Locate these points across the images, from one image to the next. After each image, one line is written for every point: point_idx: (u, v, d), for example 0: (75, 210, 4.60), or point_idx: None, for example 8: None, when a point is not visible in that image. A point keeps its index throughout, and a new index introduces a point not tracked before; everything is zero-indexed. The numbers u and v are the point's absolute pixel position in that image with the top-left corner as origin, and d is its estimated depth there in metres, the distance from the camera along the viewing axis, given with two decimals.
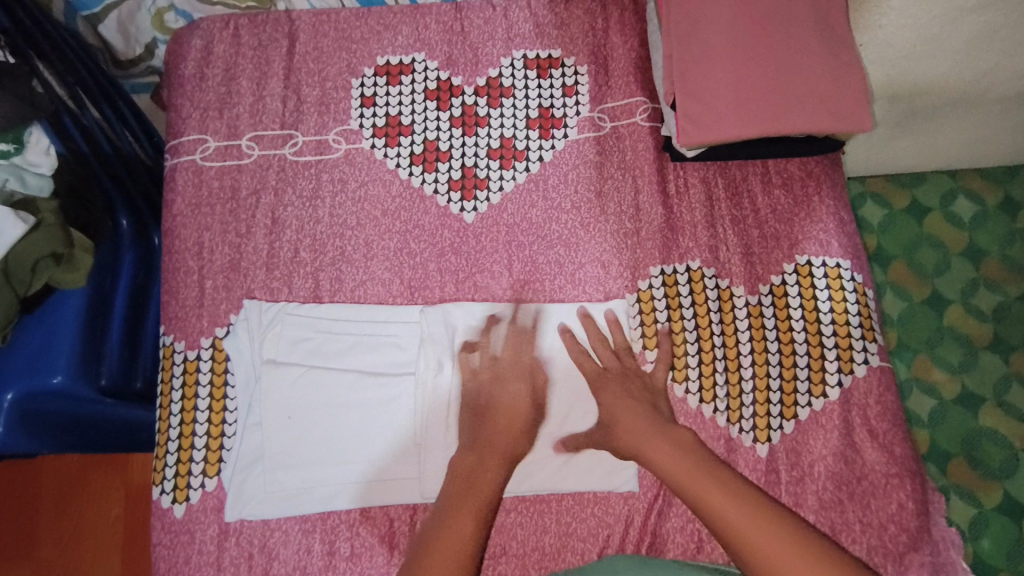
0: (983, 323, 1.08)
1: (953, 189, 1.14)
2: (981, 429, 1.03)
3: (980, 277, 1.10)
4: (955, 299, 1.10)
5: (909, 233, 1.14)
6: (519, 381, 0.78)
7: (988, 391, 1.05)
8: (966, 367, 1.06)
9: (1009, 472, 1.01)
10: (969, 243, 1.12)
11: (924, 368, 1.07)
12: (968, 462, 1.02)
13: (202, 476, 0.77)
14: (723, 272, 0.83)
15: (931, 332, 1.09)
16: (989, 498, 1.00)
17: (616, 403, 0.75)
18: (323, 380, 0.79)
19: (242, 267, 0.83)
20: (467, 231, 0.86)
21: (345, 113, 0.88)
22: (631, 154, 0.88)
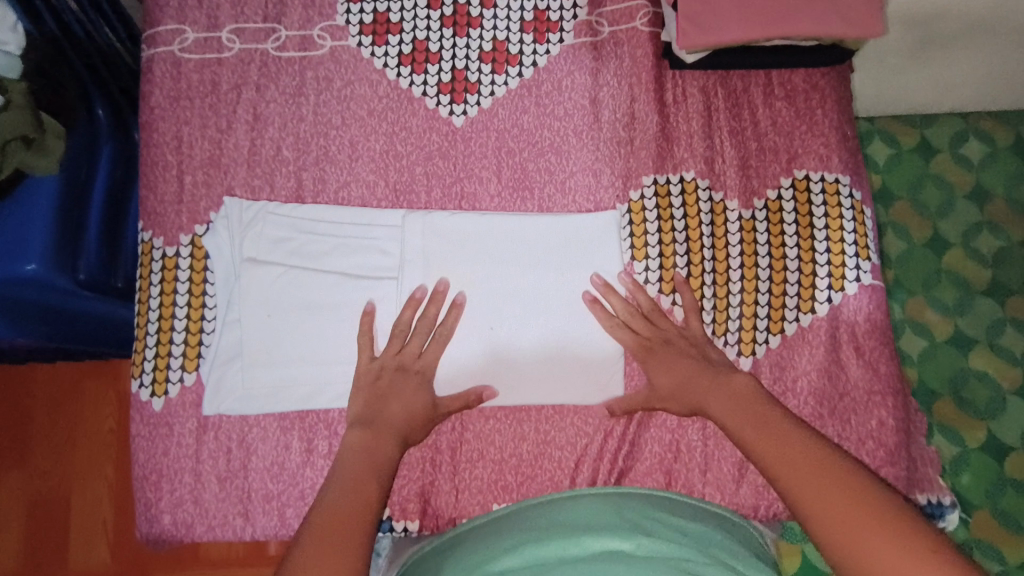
0: (982, 267, 1.05)
1: (965, 130, 1.10)
2: (971, 370, 1.02)
3: (983, 220, 1.07)
4: (955, 243, 1.07)
5: (916, 169, 1.10)
6: (412, 385, 0.73)
7: (981, 334, 1.03)
8: (962, 310, 1.04)
9: (994, 413, 1.01)
10: (975, 185, 1.09)
11: (919, 309, 1.05)
12: (955, 402, 1.02)
13: (181, 371, 0.77)
14: (717, 185, 0.81)
15: (929, 271, 1.06)
16: (973, 438, 1.00)
17: (665, 366, 0.73)
18: (305, 281, 0.78)
19: (223, 164, 0.81)
20: (456, 135, 0.83)
21: (331, 8, 0.84)
22: (629, 60, 0.84)
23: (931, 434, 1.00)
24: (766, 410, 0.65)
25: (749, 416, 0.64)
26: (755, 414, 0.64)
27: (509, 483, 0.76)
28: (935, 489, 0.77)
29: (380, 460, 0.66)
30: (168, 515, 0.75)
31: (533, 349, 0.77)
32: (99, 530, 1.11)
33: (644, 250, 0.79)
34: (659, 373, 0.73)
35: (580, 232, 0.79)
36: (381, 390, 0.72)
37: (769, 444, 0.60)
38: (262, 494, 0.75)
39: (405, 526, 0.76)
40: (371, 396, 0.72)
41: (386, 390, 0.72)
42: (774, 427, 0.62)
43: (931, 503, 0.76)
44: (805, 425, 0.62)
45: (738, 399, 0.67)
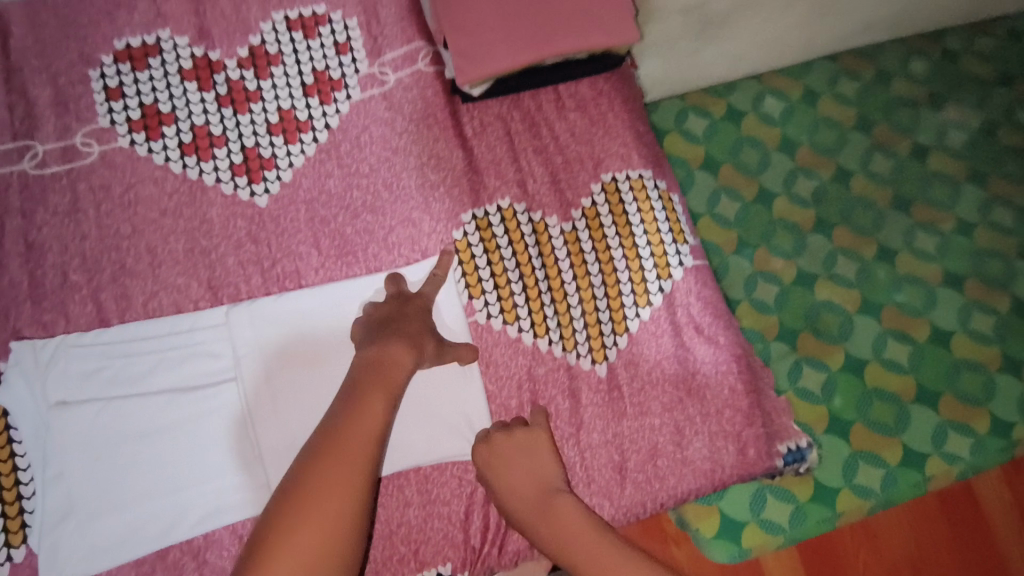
0: (806, 208, 1.15)
1: (761, 91, 1.21)
2: (818, 302, 1.11)
3: (797, 167, 1.17)
4: (779, 192, 1.16)
5: (730, 134, 1.19)
6: (422, 318, 0.73)
7: (819, 268, 1.13)
8: (798, 252, 1.14)
9: (847, 335, 1.10)
10: (783, 138, 1.19)
11: (764, 260, 1.13)
12: (812, 334, 1.10)
13: (6, 547, 0.67)
14: (534, 205, 0.82)
15: (764, 224, 1.15)
16: (834, 360, 1.09)
17: (512, 470, 0.70)
18: (144, 402, 0.72)
19: (1, 307, 0.72)
20: (263, 216, 0.79)
21: (90, 110, 0.78)
22: (422, 103, 0.84)
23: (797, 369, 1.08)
24: (595, 531, 0.64)
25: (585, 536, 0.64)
26: (585, 537, 0.63)
27: (404, 555, 0.74)
28: (794, 435, 0.81)
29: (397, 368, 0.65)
30: None
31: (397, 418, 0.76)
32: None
33: (479, 286, 0.79)
34: (505, 478, 0.70)
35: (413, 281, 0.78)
36: (393, 317, 0.72)
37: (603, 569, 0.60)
38: None
39: None
40: (373, 322, 0.71)
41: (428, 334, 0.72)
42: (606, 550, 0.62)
43: (791, 449, 0.81)
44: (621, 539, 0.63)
45: (572, 519, 0.65)
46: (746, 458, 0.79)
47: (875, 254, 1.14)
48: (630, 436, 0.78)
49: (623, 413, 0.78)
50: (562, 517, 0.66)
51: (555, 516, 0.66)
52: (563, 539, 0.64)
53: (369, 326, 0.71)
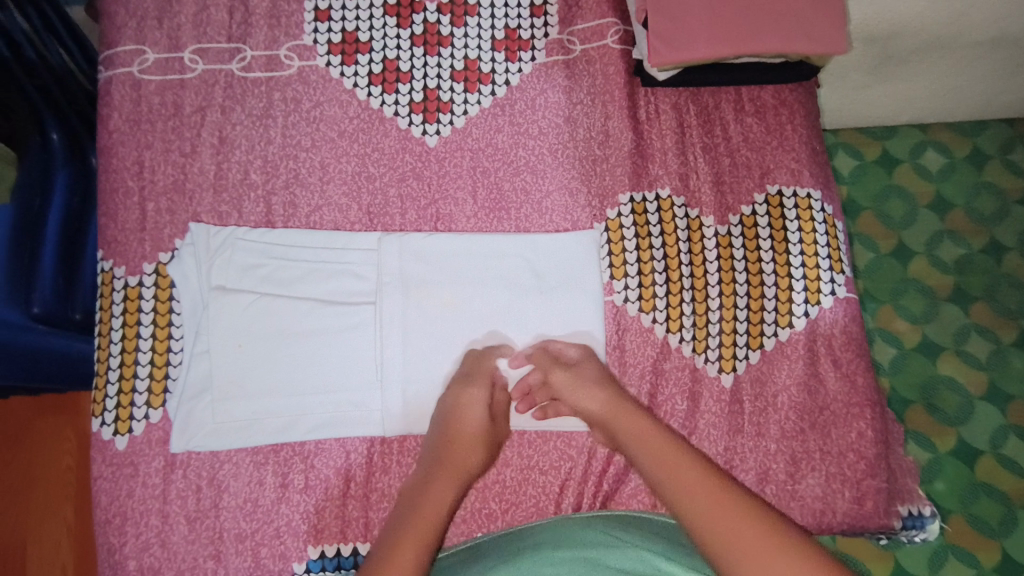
0: (946, 275, 1.07)
1: (923, 142, 1.13)
2: (939, 376, 1.03)
3: (945, 230, 1.09)
4: (920, 251, 1.09)
5: (879, 180, 1.12)
6: (484, 437, 0.70)
7: (947, 340, 1.04)
8: (927, 317, 1.06)
9: (964, 418, 1.01)
10: (936, 196, 1.11)
11: (887, 318, 1.06)
12: (925, 408, 1.02)
13: (146, 407, 0.73)
14: (692, 202, 0.81)
15: (896, 281, 1.08)
16: (945, 443, 1.01)
17: (582, 393, 0.69)
18: (279, 308, 0.75)
19: (187, 189, 0.78)
20: (429, 155, 0.81)
21: (298, 27, 0.83)
22: (602, 79, 0.84)
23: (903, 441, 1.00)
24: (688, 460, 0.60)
25: (678, 468, 0.59)
26: (681, 465, 0.59)
27: (493, 511, 0.74)
28: (916, 499, 0.78)
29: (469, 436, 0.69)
30: (134, 561, 0.70)
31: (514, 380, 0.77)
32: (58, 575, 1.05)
33: (622, 268, 0.79)
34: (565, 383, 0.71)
35: (540, 257, 0.79)
36: (462, 402, 0.70)
37: (695, 507, 0.55)
38: (235, 534, 0.71)
39: (322, 550, 0.72)
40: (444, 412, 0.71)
41: (573, 373, 0.71)
42: (702, 485, 0.57)
43: (911, 514, 0.77)
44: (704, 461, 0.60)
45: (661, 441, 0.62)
46: (861, 508, 0.75)
47: (1015, 339, 1.04)
48: (741, 453, 0.75)
49: (739, 430, 0.76)
50: (653, 440, 0.63)
51: (636, 432, 0.64)
52: (656, 464, 0.61)
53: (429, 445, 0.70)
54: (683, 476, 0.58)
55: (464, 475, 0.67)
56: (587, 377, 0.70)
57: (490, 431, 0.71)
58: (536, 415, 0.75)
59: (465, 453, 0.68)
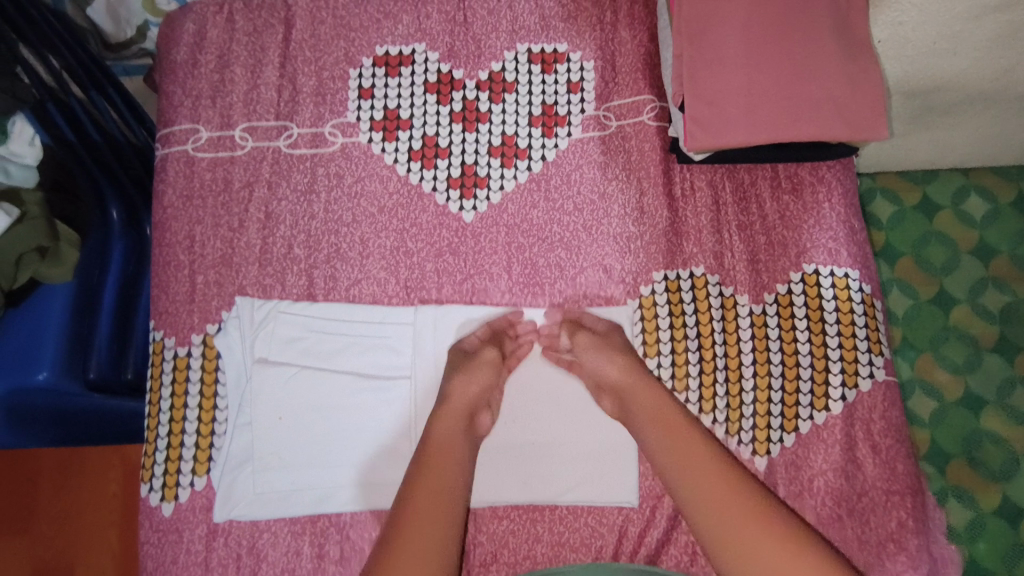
0: (989, 324, 0.95)
1: (965, 185, 1.00)
2: (983, 430, 0.91)
3: (989, 276, 0.96)
4: (961, 299, 0.97)
5: (917, 226, 1.00)
6: (484, 366, 0.75)
7: (991, 393, 0.93)
8: (972, 368, 0.93)
9: (1009, 475, 0.89)
10: (979, 241, 0.98)
11: (927, 367, 0.95)
12: (968, 465, 0.91)
13: (191, 475, 0.76)
14: (727, 280, 0.81)
15: (936, 329, 0.96)
16: (989, 501, 0.89)
17: (596, 358, 0.74)
18: (319, 381, 0.78)
19: (234, 263, 0.81)
20: (466, 231, 0.82)
21: (342, 105, 0.86)
22: (637, 155, 0.85)
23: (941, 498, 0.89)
24: (730, 485, 0.63)
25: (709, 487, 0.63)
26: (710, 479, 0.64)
27: None
28: None
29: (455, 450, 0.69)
30: None
31: (548, 456, 0.77)
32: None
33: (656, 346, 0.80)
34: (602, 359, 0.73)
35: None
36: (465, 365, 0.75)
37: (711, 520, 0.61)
38: None
39: None
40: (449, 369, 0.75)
41: (591, 338, 0.75)
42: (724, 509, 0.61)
43: None
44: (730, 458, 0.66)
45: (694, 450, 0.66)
46: None
47: None
48: None
49: None
50: (682, 449, 0.66)
51: (657, 429, 0.69)
52: (690, 480, 0.64)
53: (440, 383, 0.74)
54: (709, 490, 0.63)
55: (462, 406, 0.72)
56: (607, 344, 0.74)
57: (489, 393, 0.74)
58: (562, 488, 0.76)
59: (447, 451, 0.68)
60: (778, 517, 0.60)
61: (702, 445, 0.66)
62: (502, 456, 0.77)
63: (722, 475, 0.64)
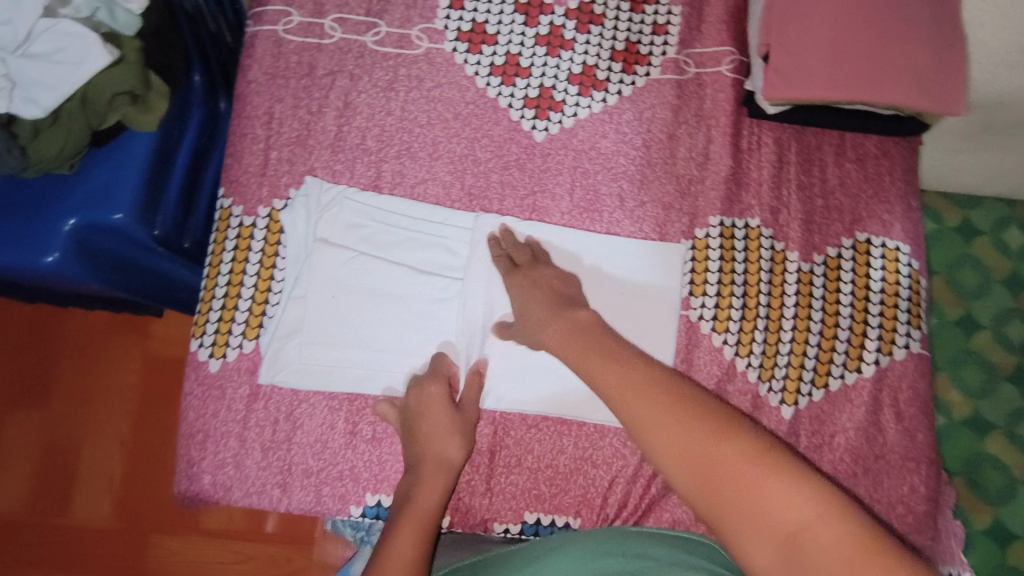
0: (1008, 354, 1.06)
1: (1007, 217, 1.11)
2: (986, 453, 1.03)
3: (1015, 309, 1.08)
4: (985, 325, 1.08)
5: (954, 248, 1.11)
6: (437, 409, 0.73)
7: (999, 419, 1.04)
8: (984, 393, 1.05)
9: (1004, 499, 1.01)
10: (1011, 273, 1.10)
11: (943, 386, 1.06)
12: (967, 484, 1.02)
13: (241, 338, 0.79)
14: (780, 235, 0.83)
15: (956, 351, 1.08)
16: (981, 519, 0.99)
17: (529, 300, 0.72)
18: (374, 270, 0.80)
19: (308, 144, 0.83)
20: (535, 149, 0.85)
21: (432, 11, 0.87)
22: (710, 103, 0.87)
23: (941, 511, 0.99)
24: (683, 410, 0.50)
25: (702, 450, 0.47)
26: (706, 445, 0.47)
27: (542, 493, 0.78)
28: (956, 563, 0.79)
29: (431, 493, 0.67)
30: (209, 475, 0.76)
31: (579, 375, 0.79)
32: (105, 485, 1.12)
33: (702, 286, 0.81)
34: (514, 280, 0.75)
35: (622, 260, 0.81)
36: (419, 412, 0.73)
37: (674, 454, 0.48)
38: (302, 469, 0.77)
39: (379, 499, 0.77)
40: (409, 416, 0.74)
41: (528, 276, 0.74)
42: (733, 482, 0.45)
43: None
44: (712, 403, 0.51)
45: (719, 448, 0.47)
46: None
47: None
48: None
49: None
50: (644, 406, 0.52)
51: (602, 366, 0.58)
52: (636, 409, 0.52)
53: (407, 448, 0.73)
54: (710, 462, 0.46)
55: (443, 442, 0.71)
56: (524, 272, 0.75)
57: (461, 418, 0.73)
58: (592, 407, 0.78)
59: (440, 459, 0.70)
60: (766, 450, 0.46)
61: (644, 369, 0.56)
62: (534, 367, 0.79)
63: (670, 401, 0.52)
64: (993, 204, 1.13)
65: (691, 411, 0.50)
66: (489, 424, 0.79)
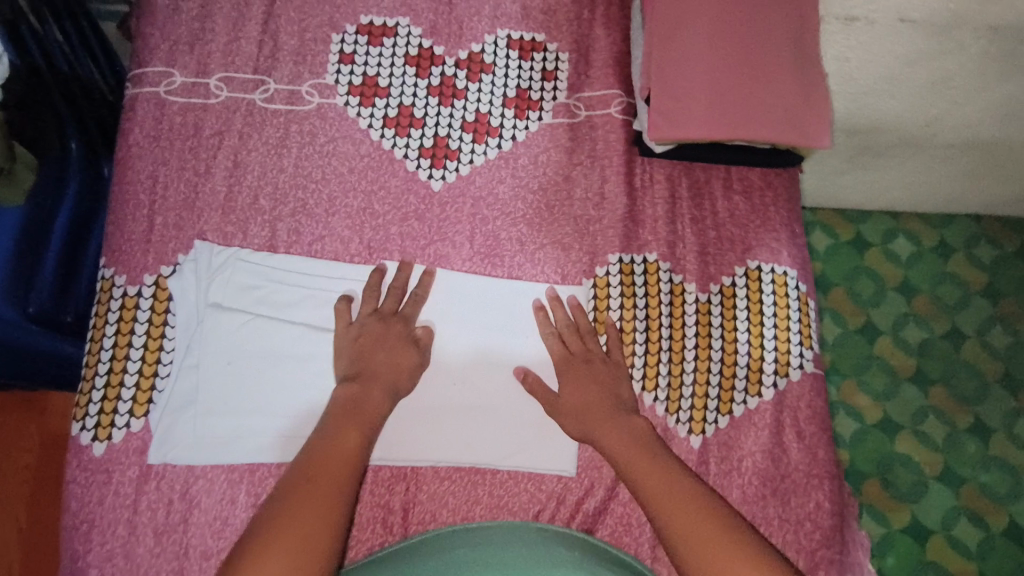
0: (907, 356, 1.15)
1: (894, 229, 1.22)
2: (896, 454, 1.10)
3: (910, 313, 1.17)
4: (884, 331, 1.17)
5: (850, 260, 1.21)
6: (400, 342, 0.77)
7: (906, 420, 1.11)
8: (889, 396, 1.13)
9: (917, 496, 1.07)
10: (903, 280, 1.20)
11: (850, 392, 1.13)
12: (882, 484, 1.08)
13: (129, 416, 0.74)
14: (677, 268, 0.86)
15: (860, 357, 1.15)
16: (898, 518, 1.06)
17: (578, 390, 0.77)
18: (273, 332, 0.78)
19: (197, 207, 0.81)
20: (433, 199, 0.85)
21: (322, 67, 0.87)
22: (602, 144, 0.89)
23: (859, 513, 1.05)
24: (675, 477, 0.68)
25: (651, 476, 0.69)
26: (671, 488, 0.67)
27: None
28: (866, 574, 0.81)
29: (369, 415, 0.71)
30: (95, 569, 0.70)
31: (491, 422, 0.79)
32: None
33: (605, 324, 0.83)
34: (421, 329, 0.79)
35: (523, 303, 0.82)
36: (373, 338, 0.76)
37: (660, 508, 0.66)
38: (201, 551, 0.72)
39: None
40: (354, 352, 0.76)
41: (586, 366, 0.78)
42: (683, 516, 0.64)
43: None
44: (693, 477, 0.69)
45: (689, 506, 0.65)
46: None
47: (969, 425, 1.11)
48: None
49: None
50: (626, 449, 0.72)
51: (609, 433, 0.74)
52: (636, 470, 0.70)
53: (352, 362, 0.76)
54: (669, 494, 0.66)
55: (394, 375, 0.75)
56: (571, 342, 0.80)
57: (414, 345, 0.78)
58: (503, 454, 0.78)
59: (388, 379, 0.75)
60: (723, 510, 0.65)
61: (652, 440, 0.73)
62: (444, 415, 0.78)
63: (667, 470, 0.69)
64: (880, 217, 1.24)
65: (679, 479, 0.68)
66: (400, 481, 0.77)
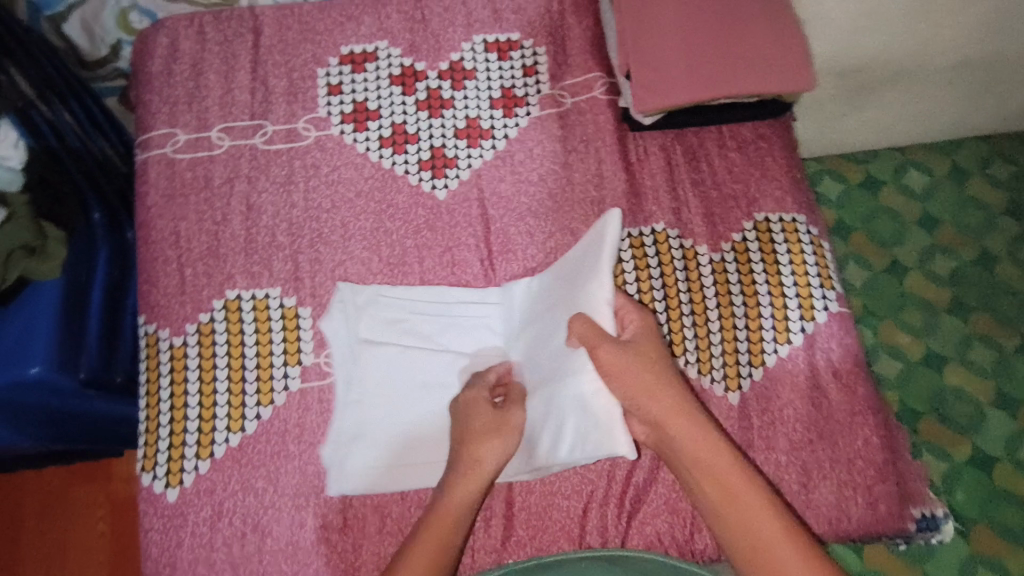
0: (941, 288, 1.14)
1: (902, 163, 1.22)
2: (947, 387, 1.08)
3: (935, 245, 1.17)
4: (912, 266, 1.16)
5: (863, 202, 1.20)
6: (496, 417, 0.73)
7: (951, 352, 1.10)
8: (930, 330, 1.12)
9: (976, 427, 1.06)
10: (922, 213, 1.19)
11: (889, 333, 1.12)
12: (938, 419, 1.07)
13: (195, 459, 0.77)
14: (686, 233, 0.87)
15: (894, 296, 1.14)
16: (960, 452, 1.05)
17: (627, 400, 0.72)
18: (414, 356, 0.82)
19: (221, 254, 0.84)
20: (440, 208, 0.87)
21: (313, 102, 0.90)
22: (593, 127, 0.91)
23: (918, 452, 1.05)
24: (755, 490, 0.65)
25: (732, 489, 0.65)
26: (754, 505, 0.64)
27: (522, 537, 0.78)
28: (928, 502, 0.81)
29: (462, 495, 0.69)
30: None
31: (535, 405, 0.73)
32: None
33: None
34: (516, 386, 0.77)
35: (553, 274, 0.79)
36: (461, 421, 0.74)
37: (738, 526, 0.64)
38: None
39: None
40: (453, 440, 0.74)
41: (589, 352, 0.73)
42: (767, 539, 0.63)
43: (924, 515, 0.81)
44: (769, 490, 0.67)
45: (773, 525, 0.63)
46: (875, 512, 0.78)
47: (1016, 346, 1.10)
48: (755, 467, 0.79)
49: (750, 443, 0.80)
50: (720, 472, 0.66)
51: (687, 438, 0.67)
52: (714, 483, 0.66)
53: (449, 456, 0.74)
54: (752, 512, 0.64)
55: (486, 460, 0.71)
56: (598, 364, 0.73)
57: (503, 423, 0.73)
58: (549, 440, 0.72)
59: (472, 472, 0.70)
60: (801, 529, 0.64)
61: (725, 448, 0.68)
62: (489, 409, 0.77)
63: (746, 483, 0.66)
64: (888, 154, 1.23)
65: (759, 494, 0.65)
66: None
